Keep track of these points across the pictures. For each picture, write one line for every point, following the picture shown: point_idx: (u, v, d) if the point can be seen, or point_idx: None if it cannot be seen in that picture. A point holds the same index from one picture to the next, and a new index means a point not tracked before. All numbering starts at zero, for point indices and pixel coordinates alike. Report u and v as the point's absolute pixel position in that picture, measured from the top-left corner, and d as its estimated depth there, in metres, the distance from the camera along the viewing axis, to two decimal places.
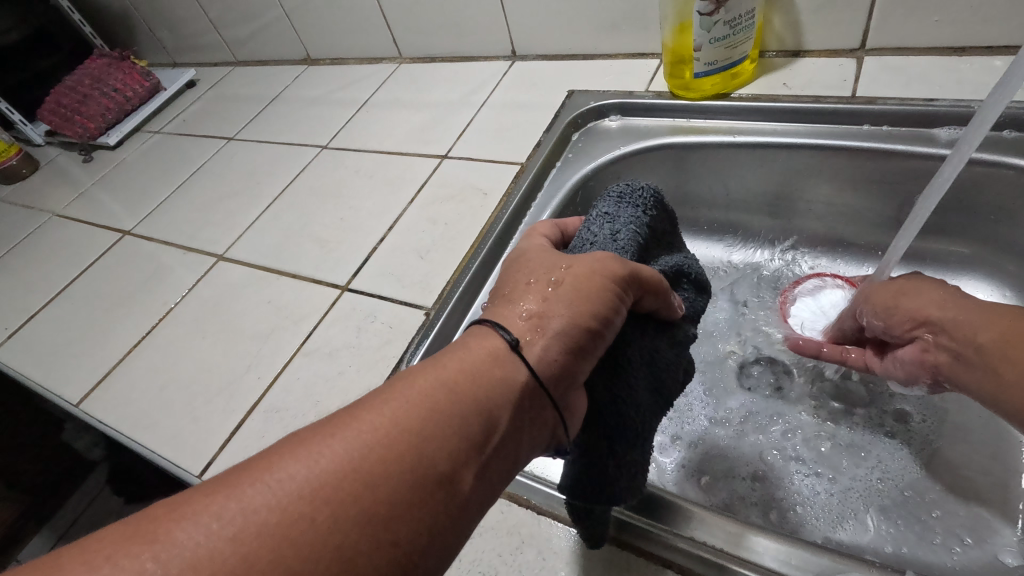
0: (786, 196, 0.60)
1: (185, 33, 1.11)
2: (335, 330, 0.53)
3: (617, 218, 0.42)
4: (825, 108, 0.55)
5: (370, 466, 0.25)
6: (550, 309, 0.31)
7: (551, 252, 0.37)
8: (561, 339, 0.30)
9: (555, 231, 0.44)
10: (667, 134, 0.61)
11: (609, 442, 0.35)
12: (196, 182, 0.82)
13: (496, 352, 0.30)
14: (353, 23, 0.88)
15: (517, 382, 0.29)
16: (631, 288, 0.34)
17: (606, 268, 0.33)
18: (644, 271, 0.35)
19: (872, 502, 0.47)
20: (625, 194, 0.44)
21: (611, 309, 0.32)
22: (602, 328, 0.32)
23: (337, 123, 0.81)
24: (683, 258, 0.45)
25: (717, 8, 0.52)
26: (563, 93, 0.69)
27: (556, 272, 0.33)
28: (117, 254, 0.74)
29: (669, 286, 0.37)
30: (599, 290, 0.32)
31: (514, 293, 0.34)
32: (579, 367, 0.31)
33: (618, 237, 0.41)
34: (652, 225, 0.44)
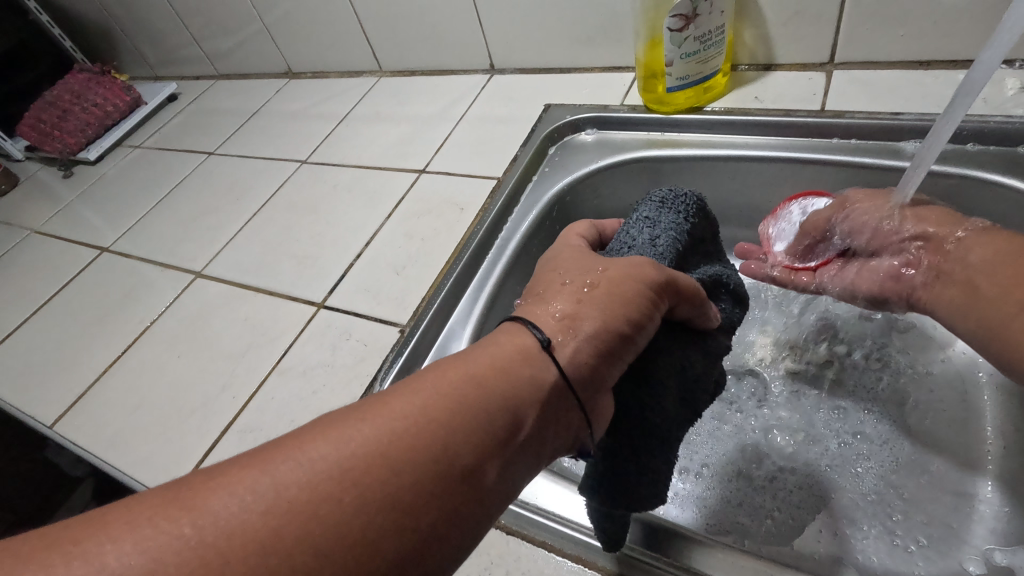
0: (761, 208, 0.60)
1: (166, 47, 1.11)
2: (310, 348, 0.53)
3: (657, 223, 0.44)
4: (794, 121, 0.55)
5: (397, 453, 0.26)
6: (583, 310, 0.33)
7: (588, 256, 0.38)
8: (594, 340, 0.32)
9: (591, 231, 0.46)
10: (642, 147, 0.61)
11: (633, 447, 0.36)
12: (175, 197, 0.81)
13: (525, 348, 0.31)
14: (333, 36, 0.88)
15: (545, 380, 0.30)
16: (665, 296, 0.34)
17: (644, 274, 0.34)
18: (681, 280, 0.36)
19: (863, 498, 0.48)
20: (669, 200, 0.45)
21: (646, 315, 0.33)
22: (635, 333, 0.33)
23: (316, 137, 0.81)
24: (723, 267, 0.46)
25: (686, 25, 0.52)
26: (540, 106, 0.70)
27: (592, 275, 0.35)
28: (95, 271, 0.73)
29: (705, 296, 0.38)
30: (633, 295, 0.33)
31: (548, 294, 0.35)
32: (609, 371, 0.32)
33: (659, 243, 0.42)
34: (692, 232, 0.45)
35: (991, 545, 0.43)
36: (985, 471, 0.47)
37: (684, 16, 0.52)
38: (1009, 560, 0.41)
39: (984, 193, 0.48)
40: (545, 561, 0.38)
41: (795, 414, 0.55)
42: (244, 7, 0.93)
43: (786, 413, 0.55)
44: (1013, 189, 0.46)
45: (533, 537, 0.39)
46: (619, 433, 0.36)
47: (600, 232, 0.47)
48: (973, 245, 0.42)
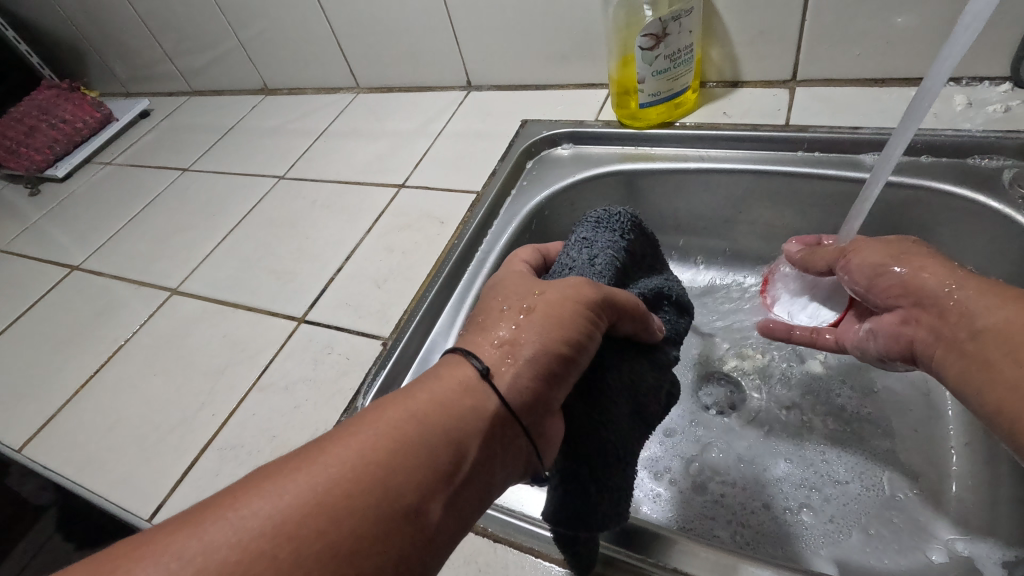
0: (731, 219, 0.63)
1: (139, 64, 1.10)
2: (292, 364, 0.52)
3: (594, 243, 0.45)
4: (761, 135, 0.58)
5: (334, 499, 0.26)
6: (521, 335, 0.34)
7: (526, 279, 0.39)
8: (534, 364, 0.33)
9: (536, 257, 0.47)
10: (618, 161, 0.63)
11: (590, 465, 0.36)
12: (149, 214, 0.80)
13: (465, 380, 0.32)
14: (310, 53, 0.88)
15: (487, 410, 0.31)
16: (604, 313, 0.36)
17: (579, 294, 0.35)
18: (619, 297, 0.37)
19: (820, 505, 0.49)
20: (603, 221, 0.47)
21: (586, 334, 0.34)
22: (575, 353, 0.34)
23: (294, 154, 0.81)
24: (661, 280, 0.48)
25: (657, 44, 0.55)
26: (517, 122, 0.71)
27: (529, 300, 0.36)
28: (64, 290, 0.72)
29: (646, 309, 0.40)
30: (571, 315, 0.34)
31: (488, 321, 0.36)
32: (553, 393, 0.33)
33: (596, 261, 0.44)
34: (628, 248, 0.47)
35: (953, 535, 0.46)
36: (952, 468, 0.49)
37: (655, 36, 0.54)
38: (968, 550, 0.44)
39: (938, 202, 0.51)
40: (534, 568, 0.38)
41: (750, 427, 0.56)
42: (218, 22, 0.93)
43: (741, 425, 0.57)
44: (963, 198, 0.49)
45: (521, 543, 0.40)
46: (585, 451, 0.36)
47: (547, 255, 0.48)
48: (982, 307, 0.36)
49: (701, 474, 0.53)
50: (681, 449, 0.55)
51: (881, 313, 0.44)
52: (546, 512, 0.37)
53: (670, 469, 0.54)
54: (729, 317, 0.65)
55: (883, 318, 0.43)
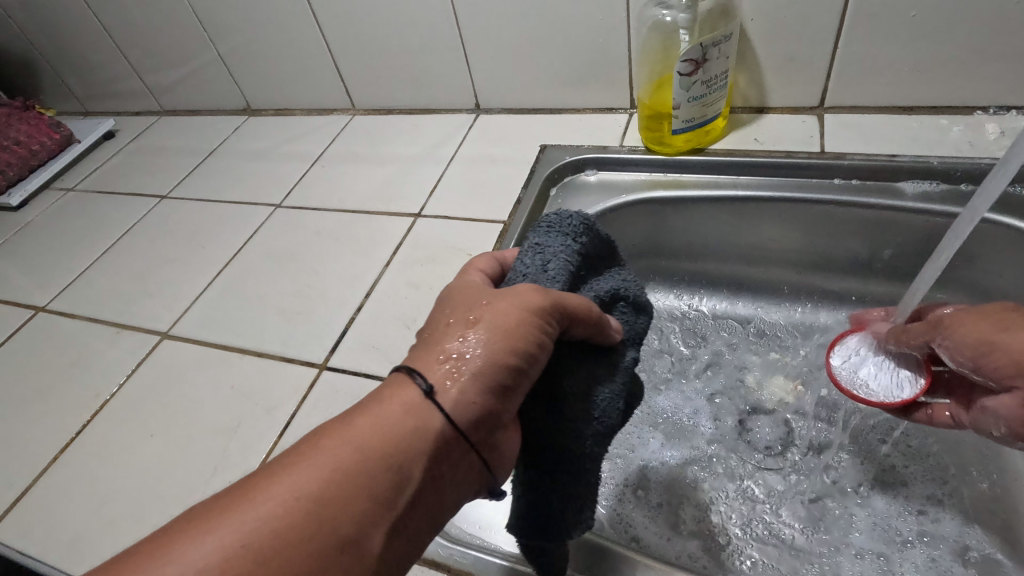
0: (766, 246, 0.61)
1: (100, 80, 1.01)
2: (317, 418, 0.47)
3: (546, 247, 0.39)
4: (798, 163, 0.57)
5: (263, 542, 0.24)
6: (467, 348, 0.30)
7: (475, 282, 0.35)
8: (481, 378, 0.29)
9: (494, 264, 0.41)
10: (646, 189, 0.61)
11: (552, 479, 0.34)
12: (125, 247, 0.72)
13: (408, 399, 0.29)
14: (301, 72, 0.83)
15: (432, 429, 0.29)
16: (556, 318, 0.32)
17: (525, 299, 0.31)
18: (571, 300, 0.33)
19: (818, 529, 0.51)
20: (553, 223, 0.41)
21: (536, 343, 0.31)
22: (526, 364, 0.30)
23: (290, 180, 0.75)
24: (616, 279, 0.42)
25: (696, 70, 0.53)
26: (535, 147, 0.68)
27: (476, 307, 0.32)
28: (27, 335, 0.63)
29: (603, 311, 0.36)
30: (520, 324, 0.30)
31: (434, 333, 0.32)
32: (504, 407, 0.31)
33: (547, 270, 0.38)
34: (582, 251, 0.41)
35: None
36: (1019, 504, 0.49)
37: (694, 61, 0.52)
38: None
39: (982, 230, 0.50)
40: None
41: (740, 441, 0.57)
42: (197, 36, 0.86)
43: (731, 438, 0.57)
44: (1008, 226, 0.49)
45: None
46: (552, 466, 0.34)
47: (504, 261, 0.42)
48: None
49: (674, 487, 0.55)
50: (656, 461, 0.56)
51: (1002, 393, 0.38)
52: (510, 523, 0.36)
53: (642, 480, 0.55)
54: (753, 345, 0.63)
55: (1006, 398, 0.38)
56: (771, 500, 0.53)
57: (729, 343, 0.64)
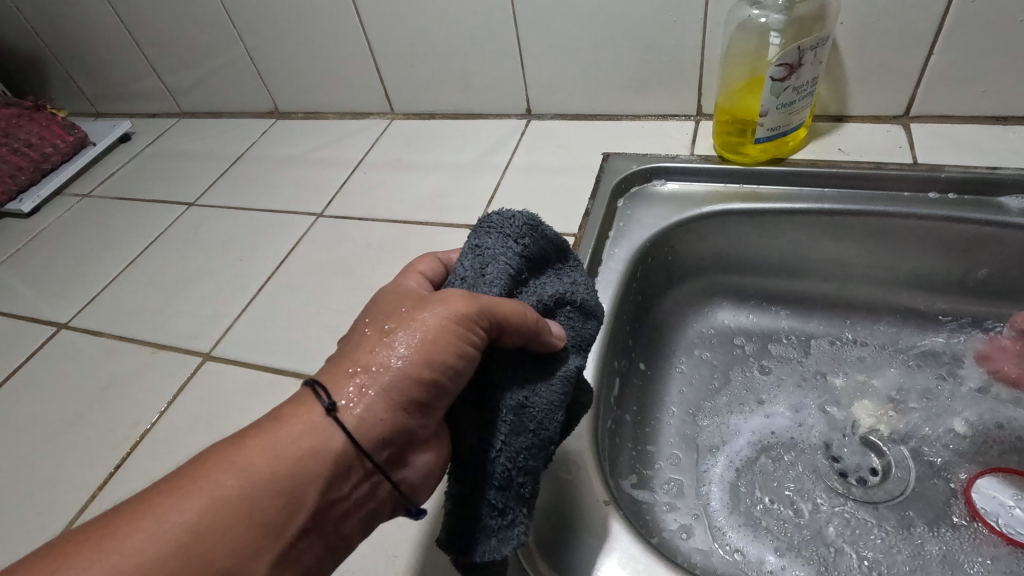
0: (848, 263, 0.57)
1: (114, 80, 0.96)
2: None
3: (485, 251, 0.37)
4: (889, 176, 0.54)
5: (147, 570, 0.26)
6: (377, 363, 0.31)
7: (402, 290, 0.35)
8: (389, 393, 0.30)
9: (438, 268, 0.39)
10: (720, 200, 0.58)
11: (482, 489, 0.33)
12: (152, 258, 0.67)
13: (310, 416, 0.30)
14: (336, 73, 0.78)
15: (330, 449, 0.29)
16: (481, 327, 0.31)
17: (443, 309, 0.31)
18: (500, 303, 0.32)
19: (878, 559, 0.46)
20: (494, 223, 0.38)
21: (452, 355, 0.31)
22: (440, 377, 0.31)
23: (330, 187, 0.70)
24: (564, 281, 0.40)
25: (789, 74, 0.50)
26: (597, 155, 0.64)
27: (393, 319, 0.32)
28: (50, 355, 0.58)
29: (536, 318, 0.34)
30: (436, 337, 0.30)
31: (351, 346, 0.32)
32: (417, 421, 0.31)
33: (485, 274, 0.36)
34: (525, 253, 0.38)
35: None
36: None
37: (789, 66, 0.49)
38: None
39: None
40: None
41: (811, 458, 0.53)
42: (222, 32, 0.81)
43: (805, 457, 0.53)
44: None
45: None
46: (479, 474, 0.33)
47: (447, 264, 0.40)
48: None
49: (732, 503, 0.50)
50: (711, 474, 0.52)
51: None
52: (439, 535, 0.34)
53: (699, 497, 0.51)
54: (836, 367, 0.58)
55: None
56: (818, 525, 0.49)
57: (807, 363, 0.59)
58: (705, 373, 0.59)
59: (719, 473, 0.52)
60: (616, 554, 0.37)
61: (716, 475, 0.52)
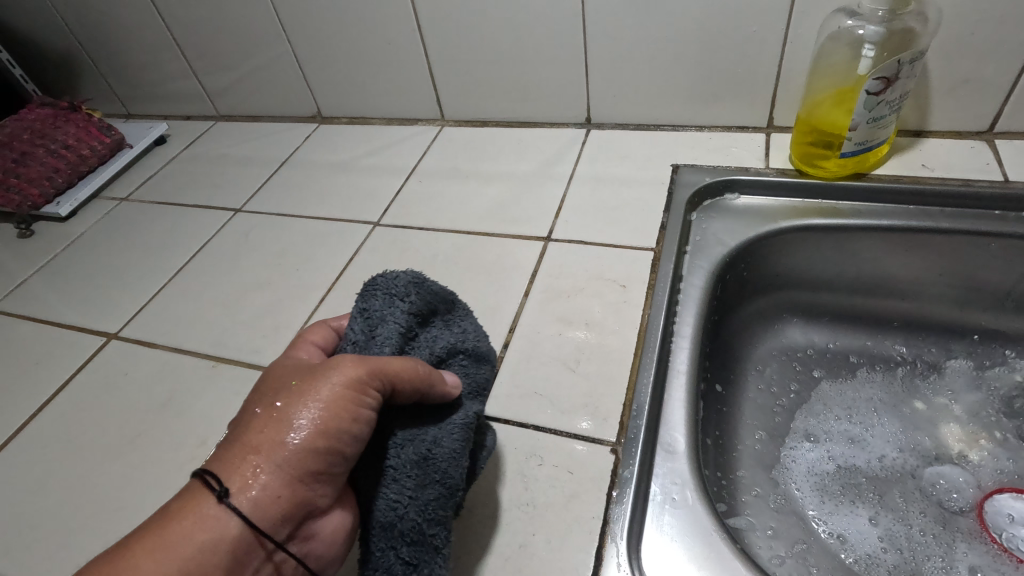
0: (930, 282, 0.56)
1: (148, 82, 0.94)
2: (490, 482, 0.40)
3: (373, 315, 0.36)
4: (981, 193, 0.52)
5: None
6: (267, 442, 0.30)
7: (291, 362, 0.34)
8: (284, 469, 0.29)
9: (331, 337, 0.39)
10: (799, 215, 0.56)
11: (388, 544, 0.32)
12: (201, 267, 0.65)
13: (202, 509, 0.29)
14: (386, 79, 0.77)
15: (227, 537, 0.28)
16: (374, 390, 0.31)
17: (332, 377, 0.31)
18: (390, 363, 0.32)
19: None
20: (378, 285, 0.37)
21: (346, 420, 0.30)
22: (337, 445, 0.30)
23: (385, 195, 0.68)
24: (455, 330, 0.40)
25: (885, 88, 0.48)
26: (667, 167, 0.63)
27: (281, 395, 0.31)
28: (105, 368, 0.56)
29: (428, 371, 0.34)
30: (326, 406, 0.30)
31: (240, 427, 0.31)
32: (316, 491, 0.31)
33: (376, 336, 0.35)
34: (412, 311, 0.37)
35: None
36: None
37: (886, 79, 0.47)
38: None
39: None
40: None
41: (904, 465, 0.52)
42: (265, 32, 0.79)
43: (888, 480, 0.51)
44: None
45: None
46: (382, 530, 0.32)
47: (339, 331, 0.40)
48: None
49: (830, 506, 0.50)
50: (802, 480, 0.52)
51: None
52: None
53: (787, 504, 0.50)
54: (916, 389, 0.56)
55: None
56: (909, 551, 0.47)
57: (882, 385, 0.57)
58: (784, 385, 0.58)
59: (814, 472, 0.52)
60: None
61: (800, 500, 0.50)
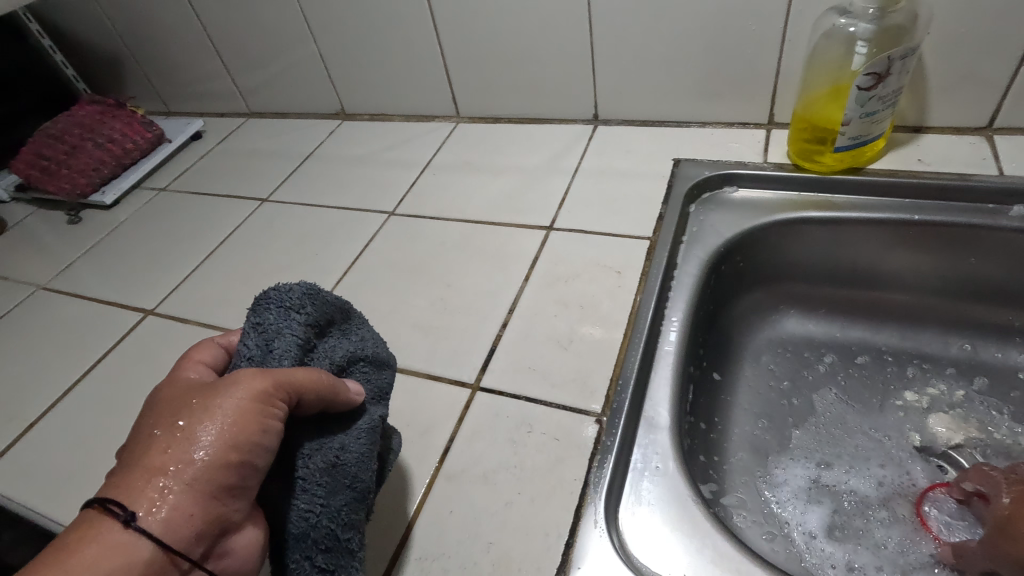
0: (926, 274, 0.57)
1: (187, 81, 1.00)
2: (482, 446, 0.44)
3: (266, 331, 0.34)
4: (976, 187, 0.53)
5: None
6: (172, 461, 0.28)
7: (186, 381, 0.32)
8: (195, 486, 0.28)
9: (220, 355, 0.36)
10: (791, 208, 0.58)
11: (303, 554, 0.32)
12: (231, 251, 0.70)
13: (108, 536, 0.26)
14: (404, 79, 0.81)
15: (136, 562, 0.26)
16: (282, 401, 0.31)
17: (238, 392, 0.30)
18: (295, 373, 0.32)
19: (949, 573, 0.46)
20: (270, 299, 0.35)
21: (256, 432, 0.29)
22: (250, 458, 0.29)
23: (401, 187, 0.72)
24: (353, 338, 0.39)
25: (877, 84, 0.50)
26: (668, 161, 0.66)
27: (184, 412, 0.30)
28: (142, 340, 0.61)
29: (333, 377, 0.34)
30: (236, 419, 0.29)
31: (135, 452, 0.29)
32: (230, 505, 0.29)
33: (273, 350, 0.34)
34: (308, 323, 0.36)
35: None
36: None
37: (877, 75, 0.49)
38: None
39: None
40: None
41: (892, 466, 0.53)
42: (294, 34, 0.83)
43: (872, 472, 0.52)
44: None
45: None
46: (296, 541, 0.32)
47: (227, 348, 0.37)
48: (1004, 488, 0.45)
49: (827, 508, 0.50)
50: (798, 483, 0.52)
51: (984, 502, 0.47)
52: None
53: (772, 495, 0.51)
54: (908, 381, 0.57)
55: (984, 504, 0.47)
56: (888, 543, 0.48)
57: (876, 378, 0.58)
58: (778, 383, 0.59)
59: (811, 483, 0.52)
60: (709, 552, 0.37)
61: (786, 492, 0.52)
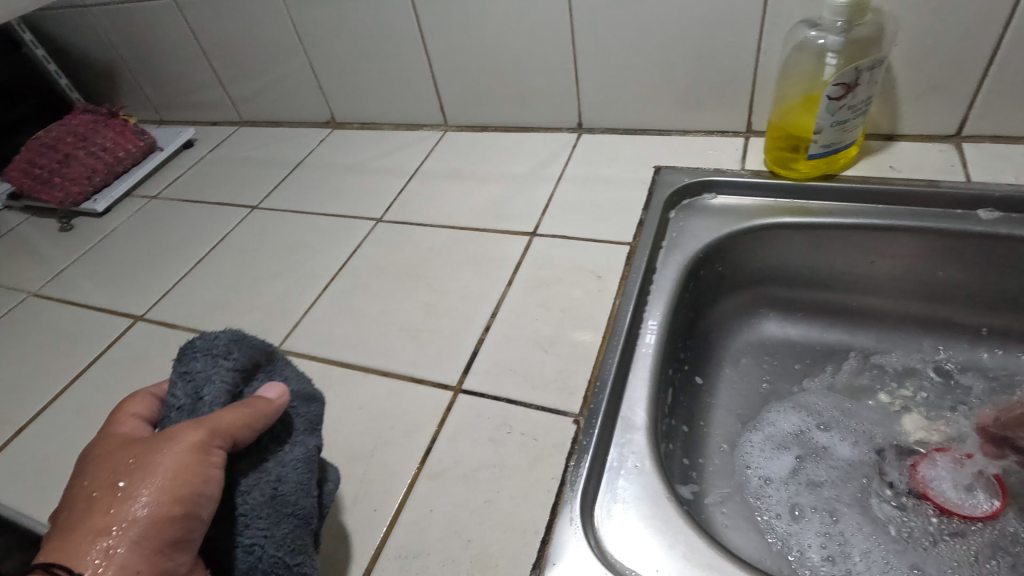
0: (900, 277, 0.58)
1: (180, 91, 1.01)
2: (464, 446, 0.45)
3: (195, 380, 0.34)
4: (945, 193, 0.55)
5: None
6: (114, 522, 0.29)
7: (122, 436, 0.33)
8: (142, 543, 0.29)
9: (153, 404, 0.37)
10: (770, 215, 0.59)
11: None
12: (221, 257, 0.71)
13: None
14: (393, 88, 0.82)
15: None
16: (220, 446, 0.31)
17: (176, 445, 0.31)
18: (229, 416, 0.32)
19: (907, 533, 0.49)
20: (197, 349, 0.35)
21: (198, 483, 0.30)
22: (194, 509, 0.30)
23: (389, 194, 0.74)
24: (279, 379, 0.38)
25: (846, 94, 0.51)
26: (650, 169, 0.67)
27: (121, 472, 0.31)
28: (132, 345, 0.62)
29: (253, 400, 0.33)
30: (176, 472, 0.30)
31: (75, 516, 0.30)
32: (178, 559, 0.30)
33: (203, 399, 0.34)
34: (237, 369, 0.35)
35: None
36: None
37: (846, 85, 0.51)
38: None
39: None
40: None
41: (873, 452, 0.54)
42: (285, 45, 0.85)
43: (853, 437, 0.55)
44: None
45: None
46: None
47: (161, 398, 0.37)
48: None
49: (813, 483, 0.52)
50: (792, 447, 0.55)
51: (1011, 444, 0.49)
52: None
53: (753, 442, 0.55)
54: (885, 384, 0.59)
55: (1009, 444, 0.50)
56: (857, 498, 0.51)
57: (872, 361, 0.60)
58: (773, 357, 0.62)
59: (792, 434, 0.56)
60: (682, 547, 0.38)
61: (768, 441, 0.56)
